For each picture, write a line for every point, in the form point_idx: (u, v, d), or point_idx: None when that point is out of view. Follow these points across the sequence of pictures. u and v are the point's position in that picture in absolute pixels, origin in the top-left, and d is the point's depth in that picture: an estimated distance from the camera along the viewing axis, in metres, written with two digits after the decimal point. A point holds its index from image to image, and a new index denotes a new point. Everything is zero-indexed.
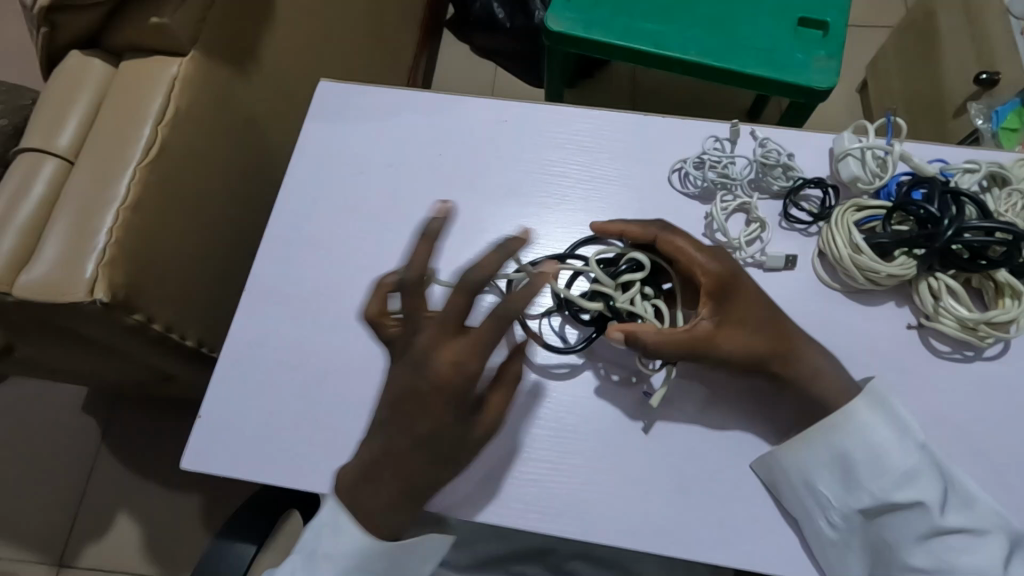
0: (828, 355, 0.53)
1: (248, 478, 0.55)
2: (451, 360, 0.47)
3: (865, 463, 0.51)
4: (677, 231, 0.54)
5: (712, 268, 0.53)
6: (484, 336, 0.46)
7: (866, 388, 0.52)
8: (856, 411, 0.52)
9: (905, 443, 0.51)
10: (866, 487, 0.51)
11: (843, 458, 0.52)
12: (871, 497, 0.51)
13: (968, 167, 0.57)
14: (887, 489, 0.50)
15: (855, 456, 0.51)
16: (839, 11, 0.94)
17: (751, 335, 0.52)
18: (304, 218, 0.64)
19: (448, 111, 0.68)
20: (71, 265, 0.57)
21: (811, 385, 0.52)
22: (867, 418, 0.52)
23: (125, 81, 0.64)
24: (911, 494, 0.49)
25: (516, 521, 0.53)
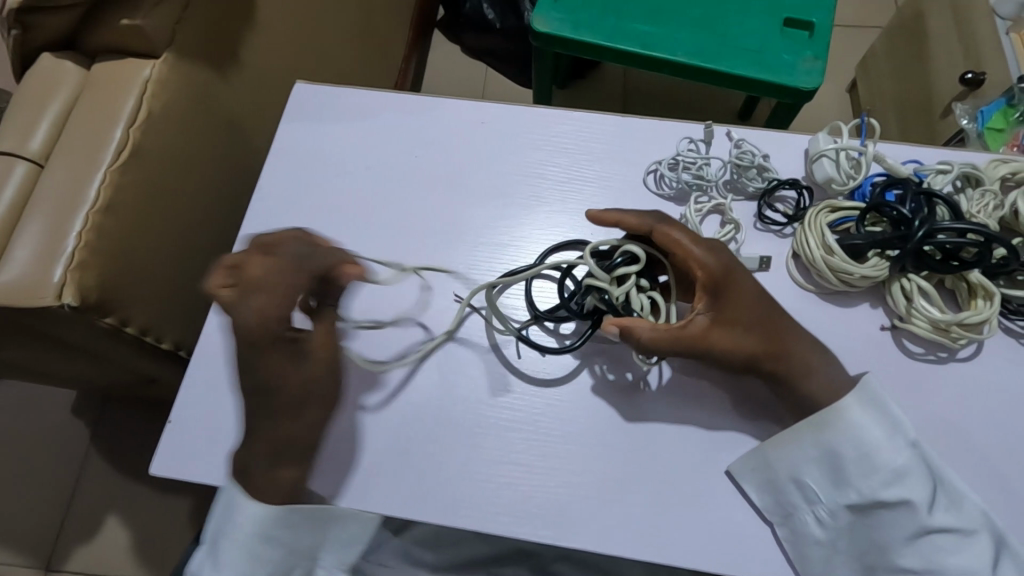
0: (820, 350, 0.53)
1: (219, 482, 0.55)
2: (257, 314, 0.49)
3: (855, 461, 0.51)
4: (674, 223, 0.54)
5: (708, 263, 0.52)
6: (287, 287, 0.49)
7: (859, 384, 0.52)
8: (849, 407, 0.51)
9: (896, 441, 0.50)
10: (854, 485, 0.50)
11: (833, 455, 0.51)
12: (859, 495, 0.50)
13: (941, 167, 0.57)
14: (875, 487, 0.50)
15: (846, 454, 0.51)
16: (824, 12, 0.94)
17: (746, 332, 0.52)
18: (281, 220, 0.64)
19: (427, 112, 0.68)
20: (40, 269, 0.56)
21: (801, 382, 0.52)
22: (858, 416, 0.51)
23: (98, 83, 0.64)
24: (899, 493, 0.49)
25: (488, 525, 0.53)
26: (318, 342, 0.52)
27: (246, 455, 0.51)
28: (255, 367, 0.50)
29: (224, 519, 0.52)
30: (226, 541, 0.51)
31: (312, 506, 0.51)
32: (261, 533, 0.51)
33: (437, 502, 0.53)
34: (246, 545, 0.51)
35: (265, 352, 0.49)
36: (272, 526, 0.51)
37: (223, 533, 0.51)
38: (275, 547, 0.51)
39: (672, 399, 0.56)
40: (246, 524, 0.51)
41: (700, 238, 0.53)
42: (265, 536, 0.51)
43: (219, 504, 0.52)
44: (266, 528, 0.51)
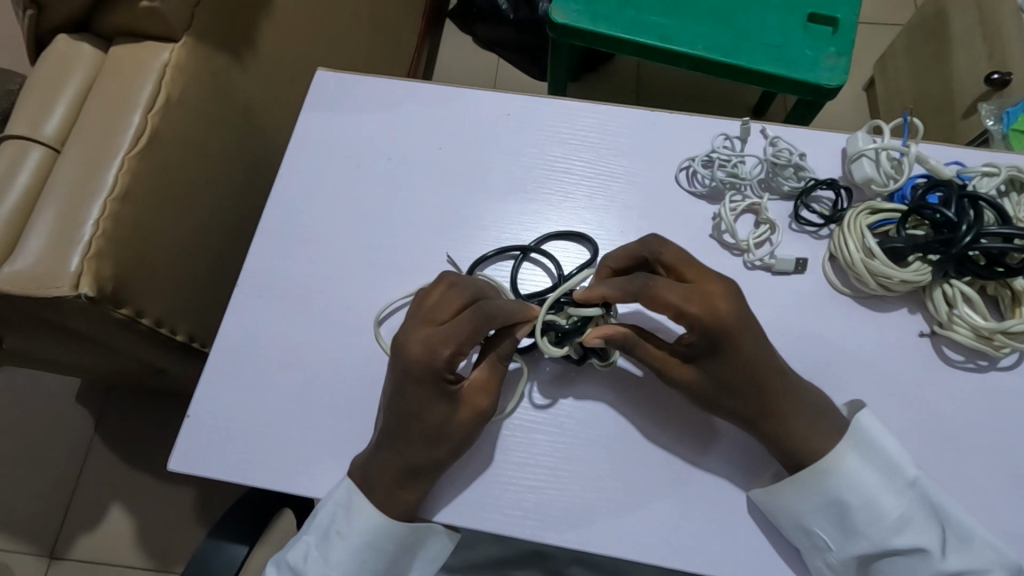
0: (833, 416, 0.49)
1: (238, 480, 0.53)
2: (423, 342, 0.47)
3: (862, 508, 0.47)
4: (658, 285, 0.48)
5: (691, 311, 0.47)
6: (463, 329, 0.47)
7: (851, 425, 0.49)
8: (845, 453, 0.48)
9: (896, 482, 0.47)
10: (864, 533, 0.47)
11: (838, 504, 0.48)
12: (869, 543, 0.47)
13: (987, 170, 0.55)
14: (885, 535, 0.47)
15: (851, 502, 0.47)
16: (850, 7, 0.92)
17: (725, 397, 0.49)
18: (300, 211, 0.62)
19: (450, 103, 0.66)
20: (56, 258, 0.55)
21: (800, 450, 0.48)
22: (855, 461, 0.48)
23: (113, 67, 0.62)
24: (909, 541, 0.46)
25: (515, 530, 0.51)
26: (471, 395, 0.50)
27: (378, 475, 0.50)
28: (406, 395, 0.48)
29: (337, 518, 0.51)
30: (334, 539, 0.51)
31: (412, 523, 0.51)
32: (372, 539, 0.50)
33: (458, 505, 0.52)
34: (355, 548, 0.50)
35: (419, 384, 0.48)
36: (387, 536, 0.50)
37: (335, 529, 0.51)
38: (382, 555, 0.51)
39: (665, 428, 0.53)
40: (361, 529, 0.50)
41: (690, 295, 0.47)
42: (373, 543, 0.50)
43: (331, 504, 0.51)
44: (379, 537, 0.50)
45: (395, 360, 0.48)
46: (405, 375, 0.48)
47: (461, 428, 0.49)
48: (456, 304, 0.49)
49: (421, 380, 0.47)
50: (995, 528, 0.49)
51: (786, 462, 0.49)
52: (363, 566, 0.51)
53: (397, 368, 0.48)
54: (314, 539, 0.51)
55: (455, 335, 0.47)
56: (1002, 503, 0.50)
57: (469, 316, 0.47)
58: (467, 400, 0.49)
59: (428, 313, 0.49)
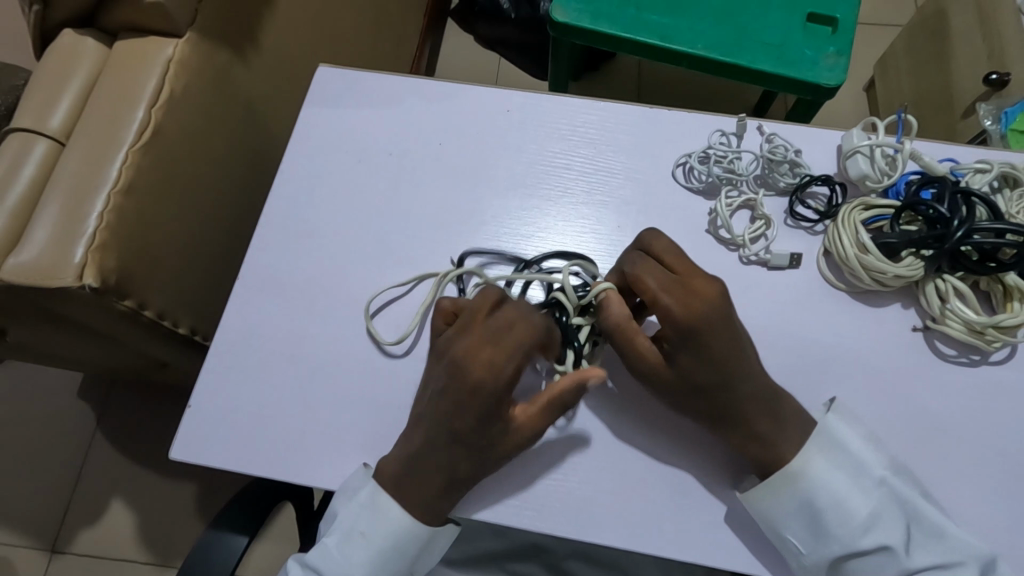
0: (801, 421, 0.50)
1: (239, 469, 0.54)
2: (483, 365, 0.48)
3: (830, 510, 0.48)
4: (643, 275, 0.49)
5: (665, 302, 0.48)
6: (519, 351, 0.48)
7: (818, 428, 0.50)
8: (810, 457, 0.49)
9: (864, 482, 0.48)
10: (834, 534, 0.48)
11: (807, 506, 0.49)
12: (840, 544, 0.48)
13: (979, 167, 0.55)
14: (854, 536, 0.47)
15: (820, 504, 0.48)
16: (850, 7, 0.92)
17: (704, 400, 0.49)
18: (301, 205, 0.63)
19: (451, 99, 0.66)
20: (60, 249, 0.55)
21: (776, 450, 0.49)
22: (820, 463, 0.49)
23: (118, 62, 0.63)
24: (877, 538, 0.47)
25: (512, 520, 0.52)
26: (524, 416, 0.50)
27: None
28: (454, 412, 0.48)
29: (360, 518, 0.51)
30: (357, 538, 0.52)
31: (434, 524, 0.52)
32: (396, 541, 0.51)
33: None
34: (379, 547, 0.51)
35: (474, 404, 0.48)
36: (411, 537, 0.52)
37: (357, 530, 0.51)
38: (404, 555, 0.52)
39: (659, 420, 0.54)
40: (387, 528, 0.51)
41: (671, 283, 0.49)
42: (396, 545, 0.51)
43: (354, 505, 0.52)
44: (404, 537, 0.51)
45: (451, 374, 0.49)
46: (458, 395, 0.48)
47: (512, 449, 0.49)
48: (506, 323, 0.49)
49: (484, 399, 0.48)
50: (987, 521, 0.50)
51: (757, 465, 0.50)
52: (382, 567, 0.51)
53: (452, 390, 0.48)
54: (332, 539, 0.52)
55: (514, 352, 0.48)
56: (993, 496, 0.51)
57: (525, 335, 0.48)
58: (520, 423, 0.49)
59: (491, 335, 0.48)
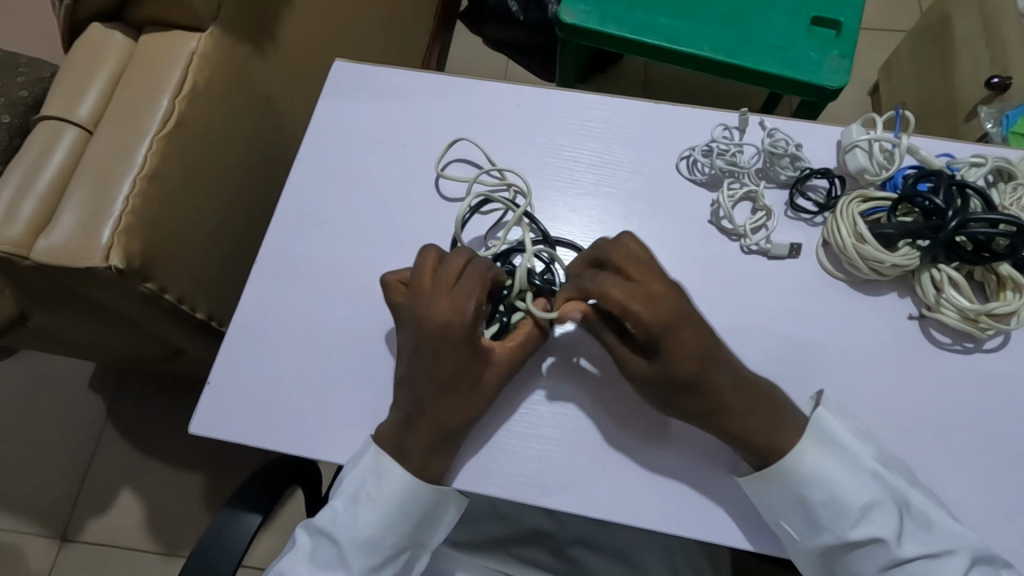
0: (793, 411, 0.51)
1: (256, 445, 0.56)
2: (445, 308, 0.50)
3: (823, 502, 0.49)
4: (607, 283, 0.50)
5: (644, 319, 0.48)
6: (476, 292, 0.50)
7: (809, 422, 0.51)
8: (806, 449, 0.50)
9: (857, 475, 0.49)
10: (827, 526, 0.49)
11: (802, 498, 0.49)
12: (832, 535, 0.49)
13: (974, 161, 0.57)
14: (845, 527, 0.48)
15: (813, 496, 0.49)
16: (853, 11, 0.94)
17: (684, 395, 0.50)
18: (316, 194, 0.65)
19: (463, 94, 0.69)
20: (88, 231, 0.58)
21: (773, 438, 0.49)
22: (814, 456, 0.50)
23: (144, 53, 0.66)
24: (868, 531, 0.47)
25: (519, 497, 0.54)
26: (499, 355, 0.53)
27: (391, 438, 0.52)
28: (433, 359, 0.51)
29: (366, 483, 0.53)
30: (363, 502, 0.52)
31: (437, 486, 0.53)
32: (401, 503, 0.52)
33: (465, 472, 0.54)
34: (386, 511, 0.52)
35: (447, 346, 0.50)
36: (416, 500, 0.52)
37: (365, 494, 0.52)
38: (408, 518, 0.53)
39: None
40: (391, 491, 0.52)
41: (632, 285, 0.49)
42: (403, 507, 0.52)
43: (359, 469, 0.53)
44: (410, 499, 0.52)
45: (420, 331, 0.51)
46: (433, 344, 0.50)
47: (492, 385, 0.52)
48: (458, 268, 0.51)
49: (456, 339, 0.50)
50: (980, 504, 0.52)
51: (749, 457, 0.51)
52: (390, 528, 0.52)
53: (421, 338, 0.51)
54: (340, 503, 0.53)
55: (474, 292, 0.50)
56: (987, 480, 0.52)
57: (478, 278, 0.50)
58: (499, 359, 0.52)
59: (446, 282, 0.51)
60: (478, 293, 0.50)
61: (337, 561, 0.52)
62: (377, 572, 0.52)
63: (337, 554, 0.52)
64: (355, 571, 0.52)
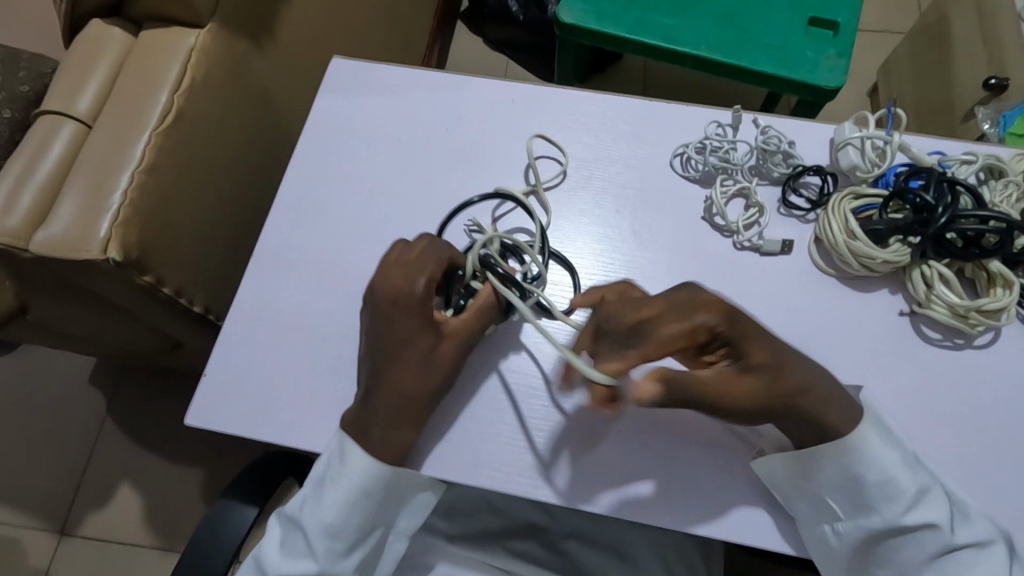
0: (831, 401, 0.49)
1: (251, 436, 0.57)
2: (402, 282, 0.53)
3: (878, 486, 0.49)
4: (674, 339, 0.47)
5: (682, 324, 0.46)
6: (429, 266, 0.53)
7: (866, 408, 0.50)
8: (867, 433, 0.49)
9: (909, 461, 0.49)
10: (879, 510, 0.49)
11: (855, 481, 0.49)
12: (882, 518, 0.49)
13: (966, 158, 0.58)
14: (898, 511, 0.48)
15: (869, 480, 0.49)
16: (850, 11, 0.95)
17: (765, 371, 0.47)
18: (313, 189, 0.66)
19: (459, 90, 0.69)
20: (86, 224, 0.58)
21: (807, 412, 0.48)
22: (874, 442, 0.49)
23: (143, 49, 0.66)
24: (922, 516, 0.48)
25: (511, 489, 0.54)
26: (453, 329, 0.53)
27: (385, 430, 0.52)
28: (387, 330, 0.52)
29: (329, 466, 0.53)
30: (326, 485, 0.52)
31: (397, 468, 0.52)
32: (362, 486, 0.52)
33: (458, 464, 0.55)
34: (346, 495, 0.52)
35: (402, 316, 0.52)
36: (375, 481, 0.52)
37: (328, 477, 0.52)
38: (372, 498, 0.52)
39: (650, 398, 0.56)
40: (351, 473, 0.52)
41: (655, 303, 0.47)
42: (364, 489, 0.52)
43: (326, 454, 0.53)
44: (368, 481, 0.52)
45: (376, 305, 0.53)
46: (388, 313, 0.53)
47: (445, 360, 0.52)
48: (417, 246, 0.54)
49: (405, 308, 0.52)
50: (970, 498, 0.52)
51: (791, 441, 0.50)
52: (355, 512, 0.52)
53: (377, 311, 0.53)
54: (308, 488, 0.53)
55: (427, 265, 0.53)
56: (977, 475, 0.53)
57: (434, 253, 0.53)
58: (450, 331, 0.53)
59: (405, 259, 0.54)
60: (431, 267, 0.53)
61: (305, 546, 0.52)
62: (346, 557, 0.52)
63: (305, 538, 0.52)
64: (323, 556, 0.51)
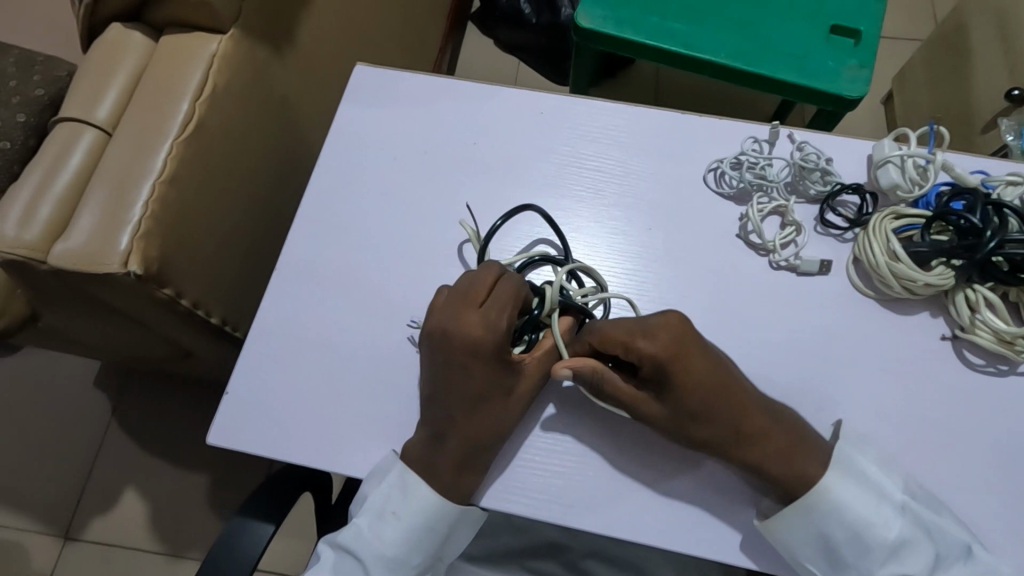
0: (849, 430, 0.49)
1: (274, 457, 0.55)
2: (471, 328, 0.50)
3: (848, 542, 0.49)
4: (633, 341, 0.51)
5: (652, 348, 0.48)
6: (504, 308, 0.50)
7: (833, 459, 0.49)
8: (829, 485, 0.49)
9: (881, 510, 0.48)
10: (854, 564, 0.49)
11: (823, 537, 0.49)
12: (859, 571, 0.49)
13: (1011, 179, 0.56)
14: (873, 564, 0.48)
15: (837, 537, 0.49)
16: (873, 20, 0.93)
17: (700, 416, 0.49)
18: (336, 200, 0.64)
19: (484, 100, 0.68)
20: (108, 236, 0.57)
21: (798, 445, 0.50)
22: (836, 495, 0.48)
23: (165, 55, 0.65)
24: (899, 567, 0.47)
25: (542, 514, 0.52)
26: (529, 367, 0.52)
27: None
28: (464, 374, 0.51)
29: (392, 499, 0.52)
30: (389, 519, 0.52)
31: (461, 505, 0.52)
32: (427, 521, 0.52)
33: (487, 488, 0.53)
34: (410, 529, 0.52)
35: (477, 361, 0.50)
36: (439, 518, 0.52)
37: (391, 511, 0.52)
38: (434, 534, 0.52)
39: None
40: (417, 509, 0.52)
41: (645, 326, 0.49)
42: (428, 526, 0.52)
43: (384, 487, 0.52)
44: (434, 517, 0.52)
45: (448, 351, 0.51)
46: (461, 359, 0.51)
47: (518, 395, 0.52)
48: (489, 283, 0.52)
49: (485, 354, 0.50)
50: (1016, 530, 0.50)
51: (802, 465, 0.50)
52: (415, 547, 0.52)
53: (446, 355, 0.51)
54: (364, 519, 0.52)
55: (503, 308, 0.50)
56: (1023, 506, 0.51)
57: (508, 296, 0.50)
58: (526, 369, 0.52)
59: (476, 301, 0.51)
60: (506, 310, 0.50)
61: None
62: None
63: (360, 572, 0.51)
64: None
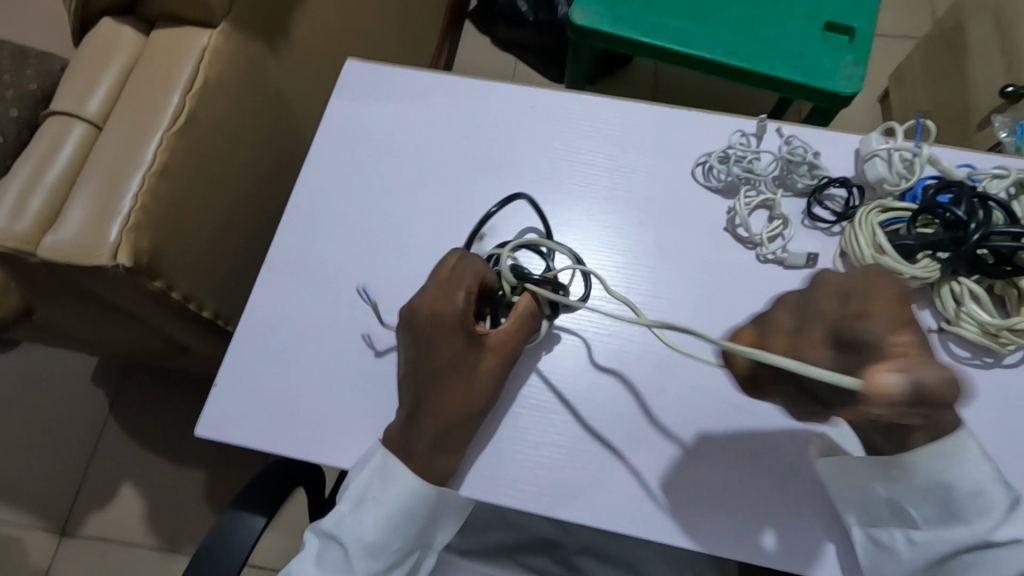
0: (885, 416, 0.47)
1: (263, 449, 0.56)
2: (432, 305, 0.52)
3: (967, 500, 0.43)
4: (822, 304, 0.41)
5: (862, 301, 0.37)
6: (462, 280, 0.52)
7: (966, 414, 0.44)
8: (965, 439, 0.43)
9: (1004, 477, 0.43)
10: (965, 522, 0.44)
11: (941, 491, 0.43)
12: (967, 532, 0.44)
13: (997, 172, 0.56)
14: (988, 527, 0.43)
15: (957, 493, 0.43)
16: (867, 17, 0.93)
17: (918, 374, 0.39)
18: (327, 195, 0.64)
19: (476, 96, 0.68)
20: (98, 228, 0.57)
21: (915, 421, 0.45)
22: (971, 450, 0.43)
23: (156, 48, 0.65)
24: (1011, 532, 0.43)
25: (529, 505, 0.53)
26: (493, 342, 0.53)
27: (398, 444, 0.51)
28: (428, 349, 0.52)
29: (371, 484, 0.51)
30: (370, 505, 0.51)
31: (441, 486, 0.52)
32: (407, 504, 0.51)
33: (473, 479, 0.54)
34: (391, 513, 0.50)
35: (440, 333, 0.52)
36: (419, 499, 0.51)
37: (370, 495, 0.51)
38: (414, 517, 0.51)
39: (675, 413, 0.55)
40: (396, 492, 0.51)
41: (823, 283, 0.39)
42: (409, 508, 0.51)
43: (365, 471, 0.51)
44: (413, 500, 0.51)
45: (411, 325, 0.53)
46: (425, 334, 0.52)
47: (484, 375, 0.52)
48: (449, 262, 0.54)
49: (447, 327, 0.52)
50: None
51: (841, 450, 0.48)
52: (396, 531, 0.51)
53: (411, 333, 0.53)
54: (346, 507, 0.51)
55: (462, 280, 0.52)
56: None
57: (466, 271, 0.52)
58: (491, 344, 0.53)
59: (440, 279, 0.53)
60: (462, 283, 0.52)
61: (346, 564, 0.50)
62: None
63: (344, 559, 0.50)
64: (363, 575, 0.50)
